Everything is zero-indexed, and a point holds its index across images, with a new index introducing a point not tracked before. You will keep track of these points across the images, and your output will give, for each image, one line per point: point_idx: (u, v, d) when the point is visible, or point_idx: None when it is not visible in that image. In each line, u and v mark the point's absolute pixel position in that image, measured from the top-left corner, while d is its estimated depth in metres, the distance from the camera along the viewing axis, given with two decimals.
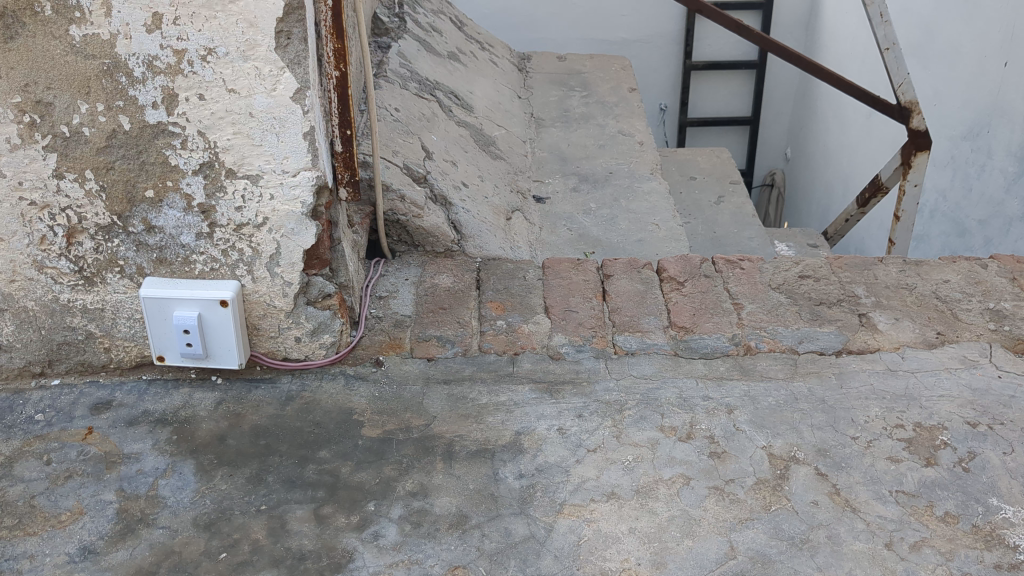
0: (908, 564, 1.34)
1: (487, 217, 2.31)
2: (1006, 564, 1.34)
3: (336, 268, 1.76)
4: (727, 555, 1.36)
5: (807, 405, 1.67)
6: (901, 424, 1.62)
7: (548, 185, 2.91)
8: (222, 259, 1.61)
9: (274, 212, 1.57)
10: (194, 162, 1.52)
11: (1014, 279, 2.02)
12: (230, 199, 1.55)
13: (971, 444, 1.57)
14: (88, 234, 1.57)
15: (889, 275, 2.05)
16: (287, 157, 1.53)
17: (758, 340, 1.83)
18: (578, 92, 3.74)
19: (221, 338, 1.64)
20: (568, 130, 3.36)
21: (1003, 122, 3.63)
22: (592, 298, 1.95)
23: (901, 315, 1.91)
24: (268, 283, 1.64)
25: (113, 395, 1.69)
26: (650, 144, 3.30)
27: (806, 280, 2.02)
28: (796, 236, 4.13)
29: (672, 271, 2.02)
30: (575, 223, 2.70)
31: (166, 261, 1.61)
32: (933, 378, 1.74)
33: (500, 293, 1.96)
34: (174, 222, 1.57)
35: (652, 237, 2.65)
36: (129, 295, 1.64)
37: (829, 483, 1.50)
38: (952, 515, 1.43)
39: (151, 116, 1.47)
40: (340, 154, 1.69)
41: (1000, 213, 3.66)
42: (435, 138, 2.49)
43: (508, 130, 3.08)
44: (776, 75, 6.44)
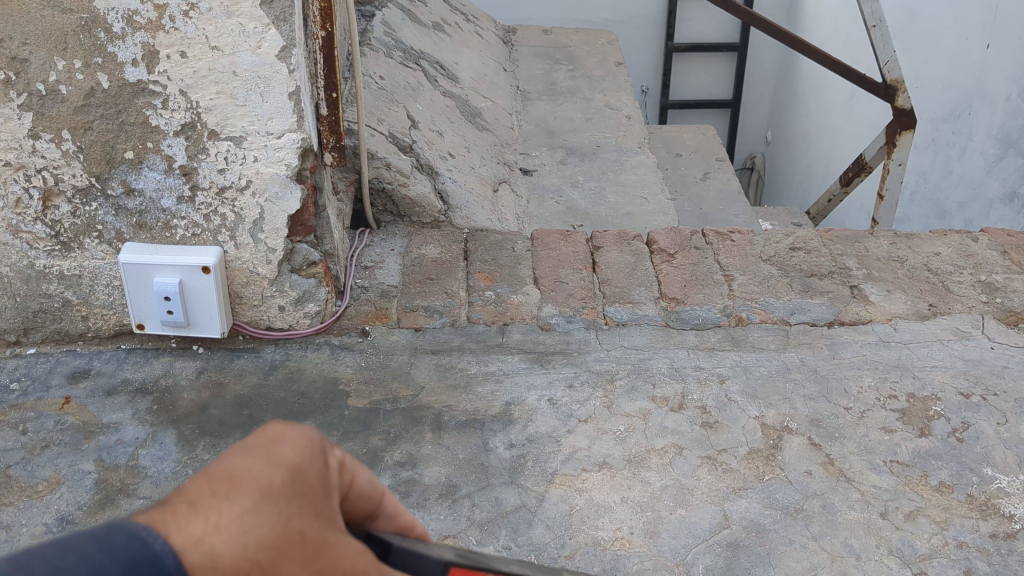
0: (903, 533, 1.33)
1: (474, 188, 2.27)
2: (1002, 533, 1.33)
3: (321, 236, 1.71)
4: (721, 525, 1.34)
5: (799, 375, 1.65)
6: (894, 394, 1.61)
7: (534, 157, 2.88)
8: (204, 224, 1.57)
9: (257, 175, 1.53)
10: (175, 123, 1.47)
11: (1005, 252, 2.01)
12: (212, 161, 1.51)
13: (965, 415, 1.56)
14: (64, 197, 1.52)
15: (880, 248, 2.02)
16: (271, 118, 1.49)
17: (749, 311, 1.80)
18: (565, 66, 3.70)
19: (202, 307, 1.60)
20: (555, 103, 3.31)
21: (984, 105, 3.64)
22: (582, 270, 1.92)
23: (893, 288, 1.88)
24: (251, 250, 1.60)
25: (91, 364, 1.65)
26: (637, 119, 3.26)
27: (797, 252, 1.99)
28: (781, 213, 4.10)
29: (663, 244, 1.99)
30: (564, 196, 2.67)
31: (146, 226, 1.57)
32: (926, 349, 1.72)
33: (487, 264, 1.92)
34: (155, 185, 1.53)
35: (640, 211, 2.62)
36: (107, 261, 1.59)
37: (822, 453, 1.48)
38: (946, 485, 1.42)
39: (130, 74, 1.42)
40: (326, 118, 1.64)
41: (980, 195, 3.69)
42: (420, 108, 2.44)
43: (494, 103, 3.04)
44: (758, 59, 6.44)
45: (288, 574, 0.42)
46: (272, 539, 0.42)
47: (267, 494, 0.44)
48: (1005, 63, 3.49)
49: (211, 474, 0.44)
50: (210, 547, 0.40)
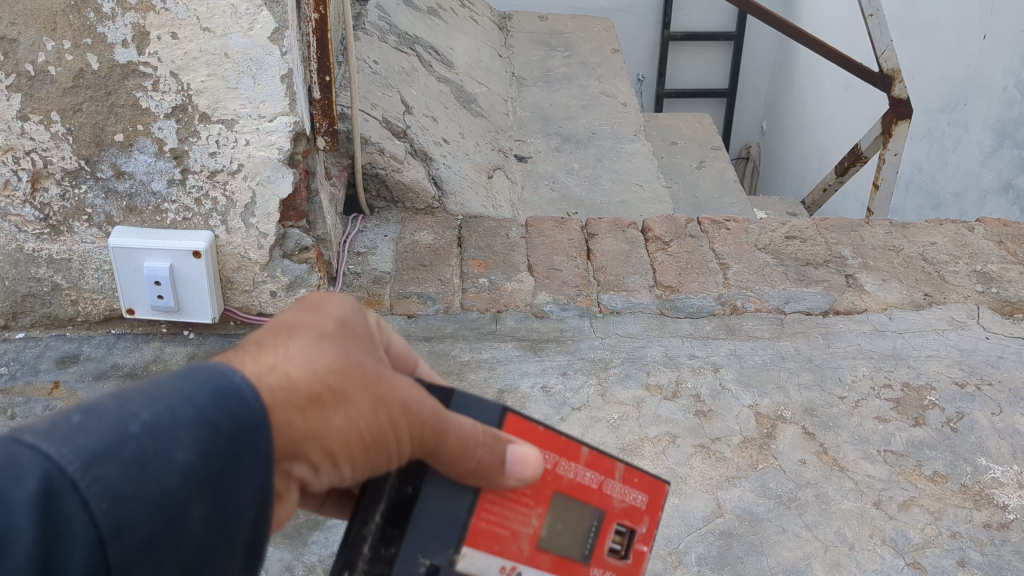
0: (897, 523, 1.33)
1: (468, 175, 2.26)
2: (996, 524, 1.33)
3: (313, 221, 1.70)
4: (714, 514, 1.33)
5: (794, 364, 1.64)
6: (889, 383, 1.60)
7: (529, 144, 2.86)
8: (195, 208, 1.55)
9: (249, 158, 1.52)
10: (166, 105, 1.45)
11: (1001, 242, 2.00)
12: (203, 144, 1.49)
13: (959, 405, 1.55)
14: (53, 180, 1.49)
15: (875, 237, 2.02)
16: (263, 101, 1.47)
17: (744, 300, 1.79)
18: (560, 53, 3.67)
19: (193, 292, 1.59)
20: (550, 90, 3.30)
21: (979, 96, 3.63)
22: (576, 257, 1.91)
23: (888, 277, 1.88)
24: (243, 234, 1.58)
25: (81, 349, 1.64)
26: (633, 106, 3.25)
27: (793, 241, 1.98)
28: (776, 203, 4.10)
29: (658, 232, 1.98)
30: (558, 182, 2.65)
31: (136, 210, 1.54)
32: (921, 339, 1.71)
33: (481, 251, 1.91)
34: (145, 168, 1.50)
35: (635, 199, 2.61)
36: (97, 245, 1.57)
37: (816, 442, 1.47)
38: (940, 475, 1.42)
39: (121, 55, 1.39)
40: (319, 101, 1.62)
41: (975, 186, 3.70)
42: (414, 93, 2.42)
43: (489, 89, 3.02)
44: (753, 48, 6.42)
45: (347, 385, 0.63)
46: (332, 365, 0.63)
47: (322, 338, 0.65)
48: (1001, 53, 3.48)
49: (280, 327, 0.66)
50: (283, 371, 0.61)
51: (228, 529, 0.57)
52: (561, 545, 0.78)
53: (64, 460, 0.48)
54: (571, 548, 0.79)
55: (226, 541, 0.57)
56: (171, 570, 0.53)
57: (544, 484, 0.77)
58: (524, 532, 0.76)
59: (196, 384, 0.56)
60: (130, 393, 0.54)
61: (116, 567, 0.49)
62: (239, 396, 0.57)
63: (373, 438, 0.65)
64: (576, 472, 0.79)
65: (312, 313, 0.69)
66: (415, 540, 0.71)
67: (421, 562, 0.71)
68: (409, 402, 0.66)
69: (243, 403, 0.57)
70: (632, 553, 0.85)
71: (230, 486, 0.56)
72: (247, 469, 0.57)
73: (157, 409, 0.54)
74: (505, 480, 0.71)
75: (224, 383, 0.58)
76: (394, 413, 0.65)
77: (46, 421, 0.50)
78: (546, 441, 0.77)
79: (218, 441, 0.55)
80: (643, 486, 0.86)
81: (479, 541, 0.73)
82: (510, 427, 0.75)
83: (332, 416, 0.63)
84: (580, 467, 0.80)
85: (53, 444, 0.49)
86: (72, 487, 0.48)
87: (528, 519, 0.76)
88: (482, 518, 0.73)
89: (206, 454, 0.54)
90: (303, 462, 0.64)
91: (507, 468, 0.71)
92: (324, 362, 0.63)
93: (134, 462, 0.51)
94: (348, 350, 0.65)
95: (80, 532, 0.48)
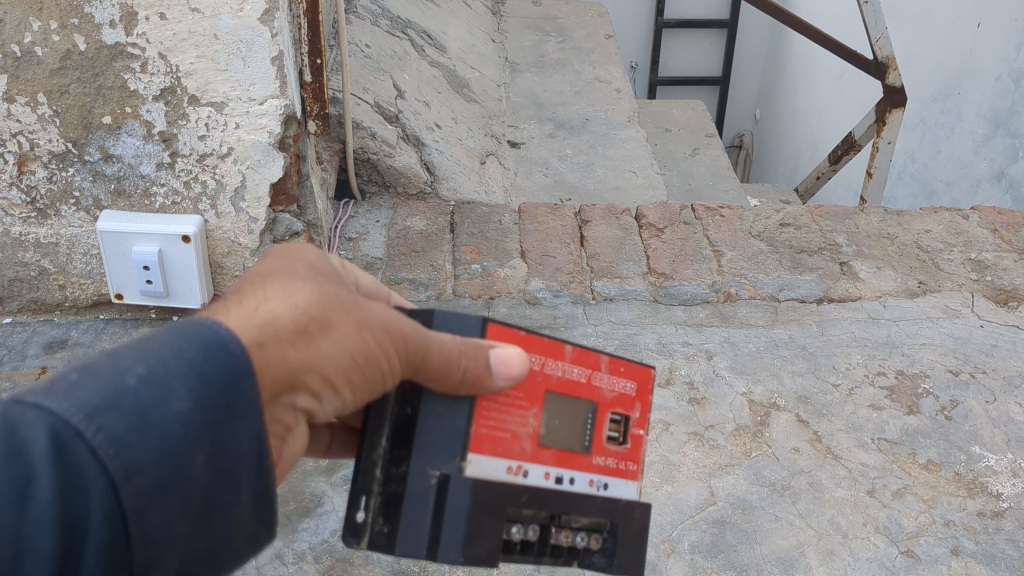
0: (890, 511, 1.32)
1: (460, 160, 2.24)
2: (989, 512, 1.33)
3: (303, 206, 1.68)
4: (707, 501, 1.32)
5: (788, 352, 1.63)
6: (883, 371, 1.60)
7: (522, 130, 2.84)
8: (184, 191, 1.53)
9: (239, 142, 1.50)
10: (154, 87, 1.42)
11: (995, 230, 1.99)
12: (192, 127, 1.47)
13: (954, 393, 1.55)
14: (40, 162, 1.47)
15: (870, 225, 2.01)
16: (253, 84, 1.45)
17: (738, 287, 1.78)
18: (554, 38, 3.65)
19: (182, 277, 1.57)
20: (543, 76, 3.28)
21: (972, 86, 3.62)
22: (569, 244, 1.89)
23: (883, 265, 1.87)
24: (232, 219, 1.57)
25: (68, 334, 1.62)
26: (627, 92, 3.23)
27: (787, 228, 1.97)
28: (770, 190, 4.09)
29: (652, 218, 1.97)
30: (552, 169, 2.64)
31: (124, 193, 1.52)
32: (915, 327, 1.71)
33: (474, 237, 1.89)
34: (133, 151, 1.48)
35: (629, 185, 2.59)
36: (85, 229, 1.55)
37: (810, 430, 1.47)
38: (934, 463, 1.41)
39: (108, 36, 1.37)
40: (310, 85, 1.61)
41: (968, 175, 3.69)
42: (406, 77, 2.40)
43: (482, 74, 3.00)
44: (747, 36, 6.40)
45: (329, 315, 0.67)
46: (310, 300, 0.67)
47: (296, 281, 0.69)
48: (995, 42, 3.47)
49: (256, 279, 0.70)
50: (263, 311, 0.65)
51: (232, 476, 0.60)
52: (561, 439, 0.82)
53: (69, 413, 0.51)
54: (569, 441, 0.83)
55: (231, 488, 0.60)
56: (182, 516, 0.57)
57: (534, 383, 0.80)
58: (526, 432, 0.79)
59: (187, 338, 0.59)
60: (125, 349, 0.57)
61: (130, 510, 0.53)
62: (227, 341, 0.60)
63: (367, 365, 0.69)
64: (564, 369, 0.83)
65: (285, 262, 0.72)
66: (422, 455, 0.74)
67: (432, 474, 0.74)
68: (391, 322, 0.69)
69: (230, 355, 0.60)
70: (631, 439, 0.89)
71: (228, 438, 0.59)
72: (243, 418, 0.60)
73: (150, 361, 0.56)
74: (496, 385, 0.74)
75: (210, 336, 0.60)
76: (380, 335, 0.69)
77: (46, 381, 0.53)
78: (528, 344, 0.80)
79: (213, 392, 0.58)
80: (629, 374, 0.90)
81: (482, 444, 0.76)
82: (494, 334, 0.78)
83: (322, 344, 0.67)
84: (566, 365, 0.83)
85: (59, 400, 0.52)
86: (76, 439, 0.51)
87: (527, 419, 0.79)
88: (483, 424, 0.76)
89: (202, 403, 0.57)
90: (302, 394, 0.68)
91: (497, 373, 0.74)
92: (304, 298, 0.67)
93: (134, 413, 0.54)
94: (322, 285, 0.69)
95: (92, 479, 0.51)
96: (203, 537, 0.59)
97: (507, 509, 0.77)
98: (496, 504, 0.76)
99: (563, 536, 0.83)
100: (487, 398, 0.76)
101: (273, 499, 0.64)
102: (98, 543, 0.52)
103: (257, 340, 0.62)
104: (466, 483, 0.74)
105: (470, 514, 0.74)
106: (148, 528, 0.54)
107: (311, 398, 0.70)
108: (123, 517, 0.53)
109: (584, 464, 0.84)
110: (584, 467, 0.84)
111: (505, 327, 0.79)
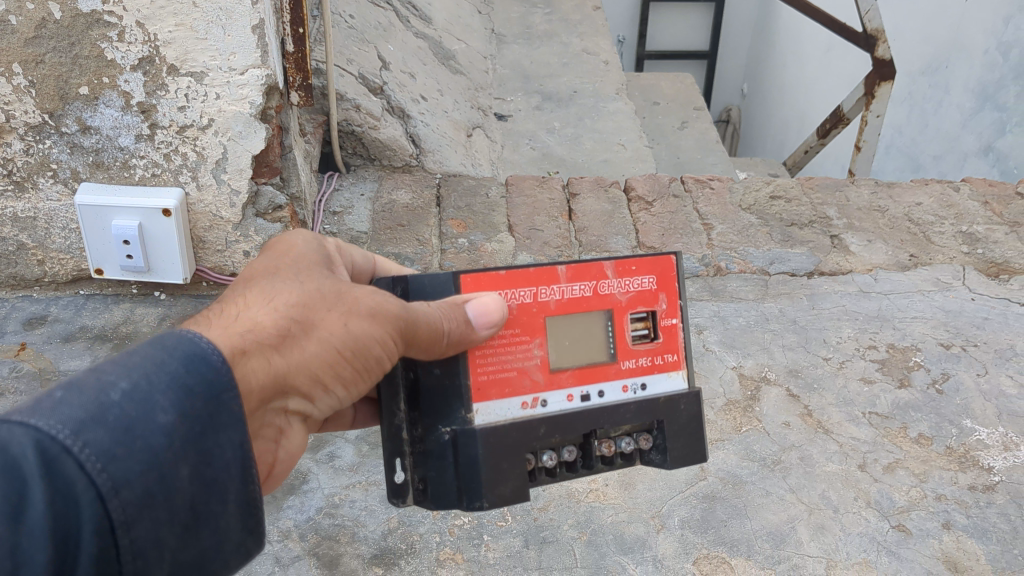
0: (882, 485, 1.31)
1: (447, 133, 2.21)
2: (981, 486, 1.32)
3: (287, 178, 1.66)
4: (698, 477, 1.31)
5: (778, 326, 1.62)
6: (874, 345, 1.58)
7: (509, 103, 2.81)
8: (164, 164, 1.50)
9: (220, 113, 1.46)
10: (132, 57, 1.38)
11: (986, 203, 1.98)
12: (172, 98, 1.44)
13: (945, 366, 1.54)
14: (16, 135, 1.43)
15: (861, 197, 1.99)
16: (233, 53, 1.42)
17: (728, 261, 1.76)
18: (541, 9, 3.61)
19: (163, 251, 1.54)
20: (530, 47, 3.24)
21: (961, 59, 3.60)
22: (557, 218, 1.87)
23: (874, 238, 1.85)
24: (214, 192, 1.54)
25: (48, 310, 1.59)
26: (615, 64, 3.20)
27: (777, 201, 1.95)
28: (758, 164, 4.07)
29: (641, 191, 1.95)
30: (539, 142, 2.61)
31: (103, 166, 1.49)
32: (906, 300, 1.69)
33: (460, 211, 1.87)
34: (111, 123, 1.44)
35: (617, 158, 2.57)
36: (63, 203, 1.52)
37: (800, 405, 1.46)
38: (925, 437, 1.40)
39: (84, 4, 1.33)
40: (292, 55, 1.57)
41: (955, 149, 3.66)
42: (391, 48, 2.36)
43: (468, 45, 2.95)
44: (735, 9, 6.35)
45: (310, 312, 0.76)
46: (290, 301, 0.75)
47: (278, 283, 0.77)
48: (984, 14, 3.44)
49: (248, 281, 0.79)
50: (246, 318, 0.73)
51: (217, 485, 0.63)
52: (575, 359, 0.91)
53: (55, 429, 0.54)
54: (587, 356, 0.92)
55: (218, 498, 0.63)
56: (170, 526, 0.60)
57: (530, 317, 0.90)
58: (532, 364, 0.90)
59: (168, 351, 0.63)
60: (109, 363, 0.60)
61: (118, 521, 0.56)
62: (211, 352, 0.65)
63: (357, 351, 0.77)
64: (563, 289, 0.91)
65: (276, 258, 0.81)
66: (434, 415, 0.87)
67: (444, 432, 0.86)
68: (373, 306, 0.78)
69: (211, 366, 0.64)
70: (663, 331, 0.95)
71: (213, 447, 0.63)
72: (229, 429, 0.64)
73: (132, 376, 0.59)
74: (482, 333, 0.85)
75: (190, 349, 0.64)
76: (365, 319, 0.77)
77: (31, 399, 0.56)
78: (513, 282, 0.90)
79: (194, 402, 0.62)
80: (645, 270, 0.95)
81: (489, 390, 0.88)
82: (469, 284, 0.89)
83: (305, 344, 0.75)
84: (563, 286, 0.91)
85: (46, 416, 0.54)
86: (65, 454, 0.54)
87: (529, 352, 0.90)
88: (482, 373, 0.88)
89: (184, 414, 0.61)
90: (298, 390, 0.77)
91: (479, 322, 0.84)
92: (282, 302, 0.75)
93: (119, 426, 0.57)
94: (304, 283, 0.78)
95: (82, 492, 0.54)
96: (193, 547, 0.63)
97: (529, 443, 0.87)
98: (514, 441, 0.87)
99: (605, 446, 0.93)
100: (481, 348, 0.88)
101: (259, 509, 0.67)
102: (90, 554, 0.55)
103: (242, 347, 0.69)
104: (474, 434, 0.85)
105: (486, 458, 0.85)
106: (136, 540, 0.57)
107: (314, 392, 0.78)
108: (112, 528, 0.56)
109: (613, 372, 0.92)
110: (612, 375, 0.92)
111: (481, 275, 0.89)
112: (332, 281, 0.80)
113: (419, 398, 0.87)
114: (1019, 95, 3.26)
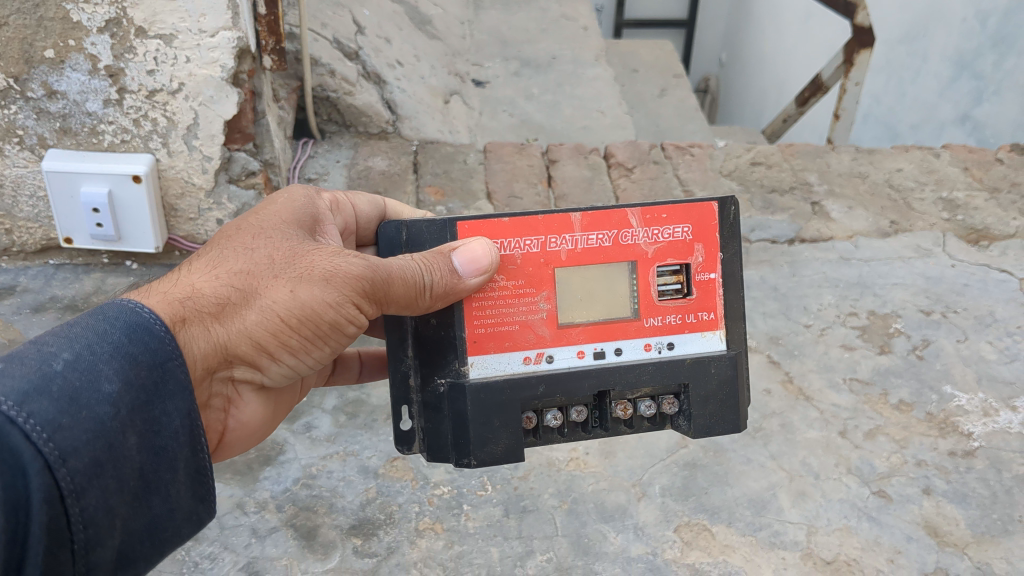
0: (862, 452, 1.31)
1: (423, 99, 2.18)
2: (961, 451, 1.31)
3: (260, 144, 1.62)
4: (679, 444, 1.30)
5: (759, 294, 1.61)
6: (855, 312, 1.58)
7: (487, 68, 2.77)
8: (133, 130, 1.46)
9: (190, 77, 1.42)
10: (99, 18, 1.34)
11: (967, 169, 1.97)
12: (140, 61, 1.39)
13: (925, 332, 1.54)
14: None
15: (842, 164, 1.98)
16: (203, 15, 1.37)
17: None
18: None
19: (134, 219, 1.51)
20: (508, 13, 3.19)
21: (939, 27, 3.58)
22: (537, 185, 1.85)
23: (854, 204, 1.84)
24: (185, 158, 1.50)
25: (17, 281, 1.56)
26: (594, 30, 3.16)
27: (758, 167, 1.94)
28: (737, 132, 4.06)
29: (621, 158, 1.93)
30: (517, 108, 2.57)
31: (71, 132, 1.45)
32: (886, 267, 1.69)
33: (438, 178, 1.84)
34: (78, 87, 1.40)
35: (597, 125, 2.54)
36: (30, 170, 1.48)
37: (782, 371, 1.45)
38: (906, 403, 1.40)
39: None
40: (264, 17, 1.52)
41: (932, 118, 3.65)
42: (367, 12, 2.31)
43: (445, 10, 2.91)
44: None
45: (258, 278, 0.79)
46: (239, 269, 0.79)
47: (232, 248, 0.81)
48: None
49: (211, 244, 0.83)
50: (193, 285, 0.77)
51: (165, 452, 0.68)
52: (588, 314, 0.92)
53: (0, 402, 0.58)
54: (604, 311, 0.92)
55: (165, 466, 0.68)
56: (119, 492, 0.65)
57: (538, 268, 0.91)
58: (537, 318, 0.91)
59: (111, 322, 0.68)
60: (53, 339, 0.65)
61: (67, 488, 0.61)
62: (152, 322, 0.70)
63: (306, 317, 0.80)
64: (578, 240, 0.91)
65: (242, 221, 0.85)
66: (430, 367, 0.90)
67: (439, 384, 0.90)
68: (328, 273, 0.81)
69: (153, 337, 0.69)
70: (695, 288, 0.93)
71: (160, 415, 0.68)
72: (174, 398, 0.69)
73: (75, 350, 0.65)
74: (472, 282, 0.85)
75: (130, 320, 0.69)
76: (317, 287, 0.80)
77: None
78: (517, 231, 0.90)
79: (139, 371, 0.67)
80: (678, 219, 0.92)
81: (488, 343, 0.90)
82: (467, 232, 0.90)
83: (248, 313, 0.78)
84: (576, 236, 0.91)
85: None
86: (10, 424, 0.58)
87: (536, 304, 0.91)
88: (480, 326, 0.90)
89: (129, 383, 0.66)
90: (245, 356, 0.80)
91: (469, 270, 0.84)
92: (228, 270, 0.79)
93: (64, 396, 0.62)
94: (258, 250, 0.81)
95: (29, 461, 0.59)
96: (144, 512, 0.67)
97: (522, 398, 0.89)
98: (509, 398, 0.89)
99: (622, 407, 0.93)
100: (478, 298, 0.90)
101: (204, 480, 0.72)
102: (42, 521, 0.59)
103: (182, 316, 0.74)
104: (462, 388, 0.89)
105: (475, 413, 0.89)
106: (86, 508, 0.62)
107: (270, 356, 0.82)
108: (62, 497, 0.60)
109: (634, 330, 0.92)
110: (633, 333, 0.92)
111: (480, 223, 0.90)
112: (288, 245, 0.83)
113: (420, 348, 0.90)
114: (996, 63, 3.26)
